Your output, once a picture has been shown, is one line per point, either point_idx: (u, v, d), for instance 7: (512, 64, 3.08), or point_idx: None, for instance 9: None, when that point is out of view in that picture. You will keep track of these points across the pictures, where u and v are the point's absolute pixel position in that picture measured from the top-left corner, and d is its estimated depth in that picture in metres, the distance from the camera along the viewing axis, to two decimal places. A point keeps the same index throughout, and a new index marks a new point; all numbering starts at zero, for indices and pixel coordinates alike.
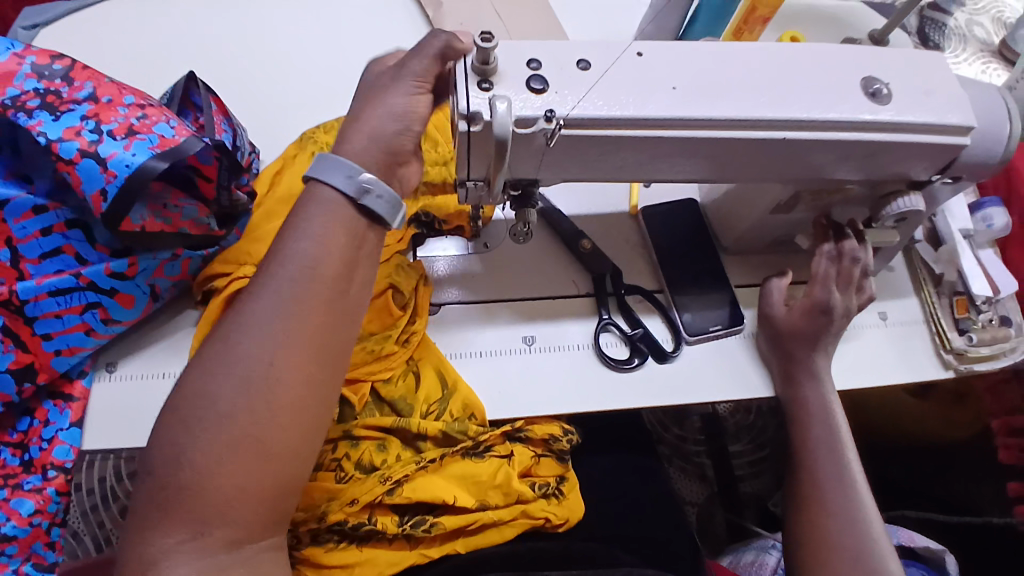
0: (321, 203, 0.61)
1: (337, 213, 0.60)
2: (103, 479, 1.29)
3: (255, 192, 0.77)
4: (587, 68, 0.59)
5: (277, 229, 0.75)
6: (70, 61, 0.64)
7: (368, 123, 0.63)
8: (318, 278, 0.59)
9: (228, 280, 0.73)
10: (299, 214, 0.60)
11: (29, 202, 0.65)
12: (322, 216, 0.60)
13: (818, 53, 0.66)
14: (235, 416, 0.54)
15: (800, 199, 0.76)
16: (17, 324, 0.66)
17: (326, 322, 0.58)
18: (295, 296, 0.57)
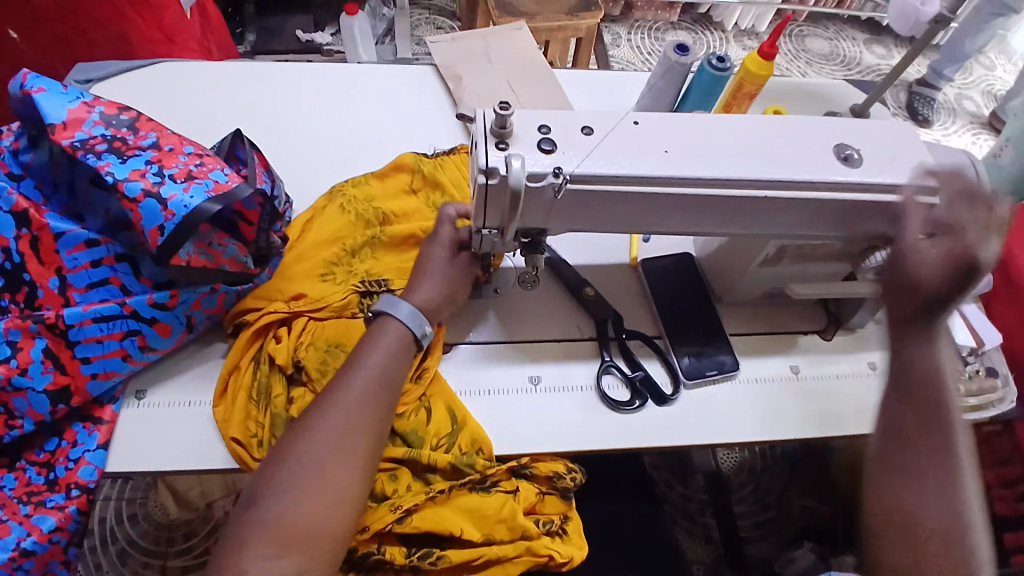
0: (388, 332, 0.77)
1: (401, 341, 0.76)
2: (104, 519, 1.31)
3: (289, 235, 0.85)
4: (590, 133, 0.67)
5: (306, 272, 0.83)
6: (136, 113, 0.74)
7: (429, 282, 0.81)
8: (378, 392, 0.72)
9: (259, 314, 0.80)
10: (368, 336, 0.76)
11: (83, 236, 0.73)
12: (388, 345, 0.75)
13: (794, 124, 0.75)
14: (301, 500, 0.64)
15: (785, 254, 0.84)
16: (59, 346, 0.72)
17: (379, 430, 0.71)
18: (364, 401, 0.71)
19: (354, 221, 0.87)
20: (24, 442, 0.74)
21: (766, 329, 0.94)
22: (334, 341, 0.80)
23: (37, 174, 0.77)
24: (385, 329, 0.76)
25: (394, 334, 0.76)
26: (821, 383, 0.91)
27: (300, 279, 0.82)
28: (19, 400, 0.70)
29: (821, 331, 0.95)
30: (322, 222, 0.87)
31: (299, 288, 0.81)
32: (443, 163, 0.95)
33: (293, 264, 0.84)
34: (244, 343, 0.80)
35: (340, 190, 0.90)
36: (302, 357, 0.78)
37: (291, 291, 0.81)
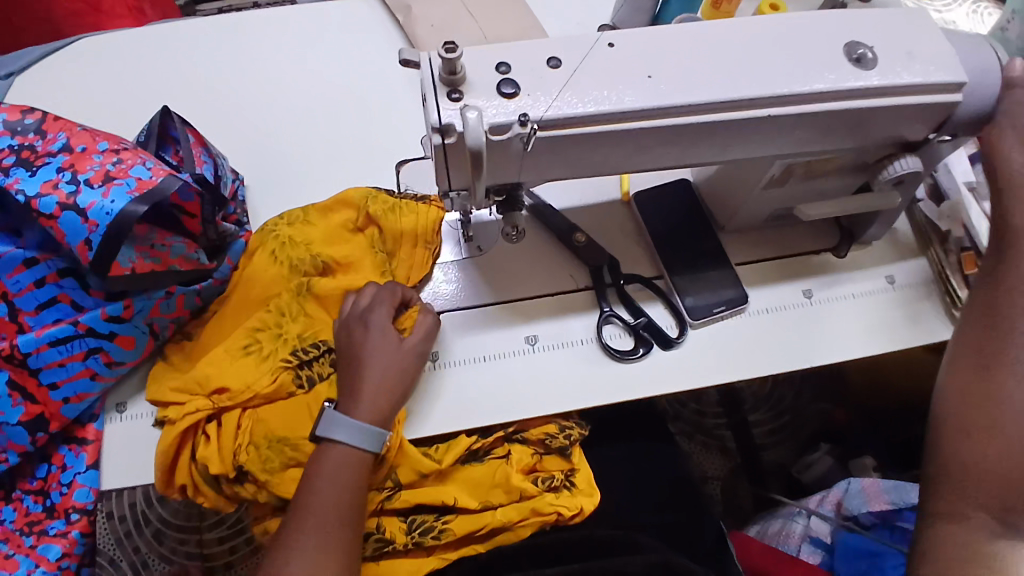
0: (333, 456, 0.68)
1: (350, 461, 0.69)
2: (132, 505, 1.33)
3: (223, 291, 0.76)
4: (559, 66, 0.57)
5: (225, 348, 0.72)
6: (41, 113, 0.63)
7: (368, 375, 0.71)
8: (339, 528, 0.66)
9: (181, 411, 0.71)
10: (314, 465, 0.68)
11: (20, 256, 0.66)
12: (338, 473, 0.67)
13: (792, 24, 0.65)
14: None
15: (794, 172, 0.75)
16: (23, 376, 0.68)
17: (348, 564, 0.66)
18: (325, 537, 0.65)
19: (286, 275, 0.76)
20: (16, 472, 0.72)
21: (776, 254, 0.87)
22: (274, 434, 0.70)
23: None
24: (330, 454, 0.68)
25: (339, 459, 0.68)
26: (836, 305, 0.85)
27: (220, 363, 0.71)
28: None
29: (833, 248, 0.88)
30: (243, 283, 0.76)
31: (218, 377, 0.71)
32: (399, 209, 0.80)
33: (215, 343, 0.74)
34: (169, 444, 0.70)
35: (269, 236, 0.78)
36: (240, 459, 0.70)
37: (211, 383, 0.71)
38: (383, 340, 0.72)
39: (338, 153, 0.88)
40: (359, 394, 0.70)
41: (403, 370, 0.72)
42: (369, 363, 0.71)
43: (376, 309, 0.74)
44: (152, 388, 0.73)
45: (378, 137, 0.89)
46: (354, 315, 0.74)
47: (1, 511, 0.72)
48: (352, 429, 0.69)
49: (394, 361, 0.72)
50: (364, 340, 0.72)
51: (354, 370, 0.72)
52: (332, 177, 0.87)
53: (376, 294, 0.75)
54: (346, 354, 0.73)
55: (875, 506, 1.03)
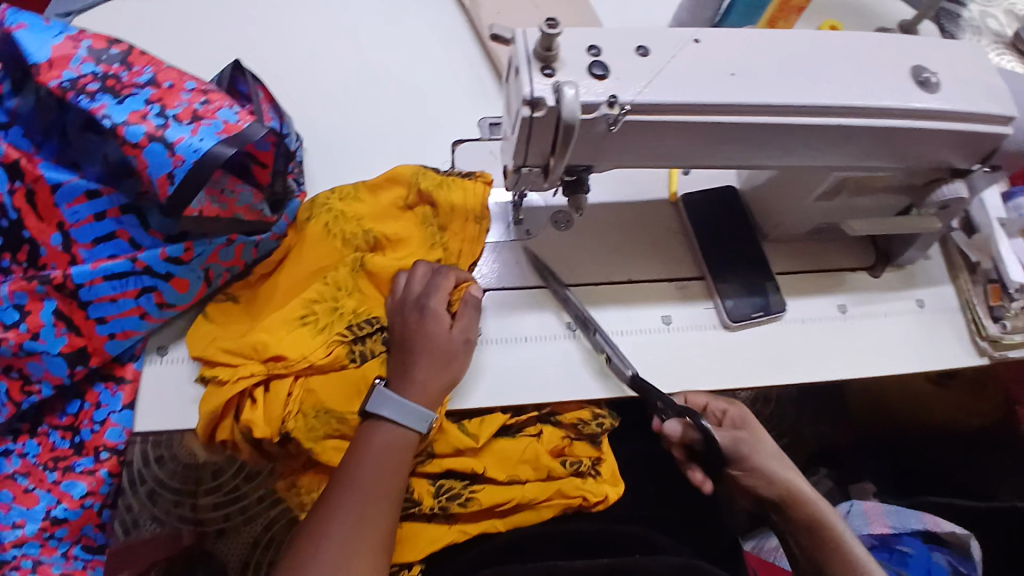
0: (378, 437, 0.69)
1: (394, 442, 0.69)
2: (131, 464, 1.31)
3: (273, 258, 0.77)
4: (647, 54, 0.59)
5: (277, 319, 0.72)
6: (127, 46, 0.63)
7: (421, 359, 0.71)
8: (380, 504, 0.67)
9: (233, 373, 0.71)
10: (360, 442, 0.69)
11: (82, 186, 0.67)
12: (383, 454, 0.68)
13: (863, 41, 0.67)
14: None
15: (846, 186, 0.78)
16: (71, 308, 0.68)
17: (384, 545, 0.66)
18: (363, 515, 0.65)
19: (340, 248, 0.77)
20: (44, 407, 0.71)
21: (813, 267, 0.89)
22: (323, 405, 0.71)
23: (25, 121, 0.69)
24: (376, 433, 0.69)
25: (386, 438, 0.69)
26: (869, 323, 0.87)
27: (273, 331, 0.71)
28: (35, 364, 0.67)
29: (868, 268, 0.91)
30: (298, 256, 0.77)
31: (274, 345, 0.70)
32: (449, 184, 0.80)
33: (267, 311, 0.74)
34: (217, 405, 0.70)
35: (319, 206, 0.78)
36: (287, 426, 0.69)
37: (266, 350, 0.70)
38: (436, 324, 0.73)
39: (396, 125, 0.89)
40: (408, 375, 0.71)
41: (452, 353, 0.73)
42: (421, 347, 0.72)
43: (429, 293, 0.74)
44: (197, 346, 0.73)
45: (437, 114, 0.90)
46: (408, 298, 0.75)
47: (25, 444, 0.71)
48: (402, 409, 0.69)
49: (445, 347, 0.72)
50: (418, 324, 0.73)
51: (407, 353, 0.72)
52: (389, 147, 0.88)
53: (427, 278, 0.76)
54: (397, 336, 0.74)
55: (876, 528, 1.06)
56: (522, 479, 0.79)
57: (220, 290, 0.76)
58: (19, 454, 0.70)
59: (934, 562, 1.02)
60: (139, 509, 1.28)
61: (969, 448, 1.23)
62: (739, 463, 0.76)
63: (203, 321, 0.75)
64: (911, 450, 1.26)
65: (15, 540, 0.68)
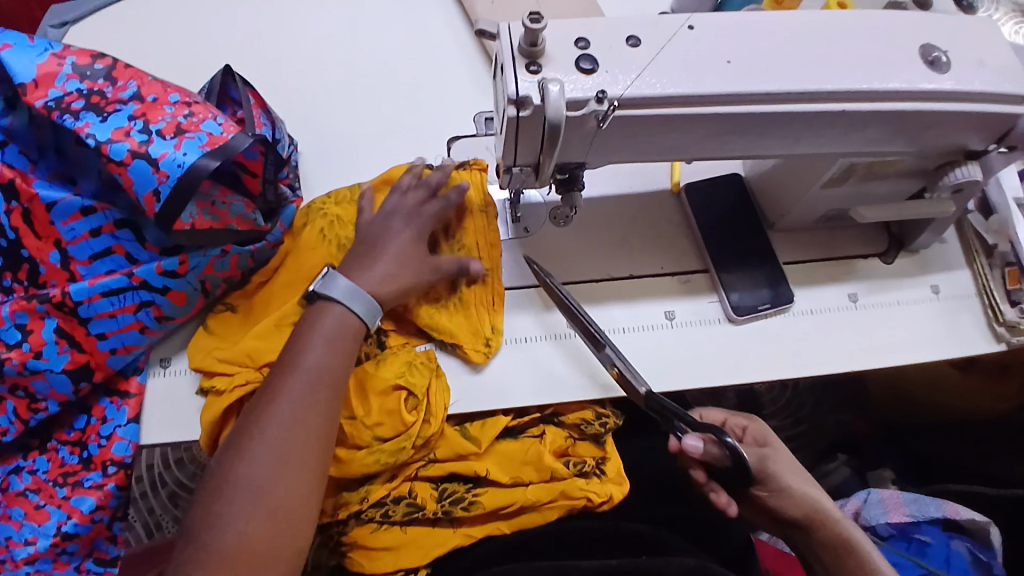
0: (324, 325, 0.69)
1: (342, 327, 0.70)
2: (150, 466, 1.32)
3: (269, 266, 0.77)
4: (638, 46, 0.57)
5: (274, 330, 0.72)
6: (112, 61, 0.62)
7: (382, 256, 0.73)
8: (324, 393, 0.66)
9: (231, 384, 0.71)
10: (306, 325, 0.69)
11: (77, 204, 0.67)
12: (330, 337, 0.68)
13: (868, 20, 0.64)
14: (248, 535, 0.59)
15: (854, 171, 0.75)
16: (71, 325, 0.68)
17: (327, 437, 0.65)
18: (305, 403, 0.64)
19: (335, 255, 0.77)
20: (53, 422, 0.73)
21: (823, 256, 0.87)
22: None
23: (20, 139, 0.70)
24: (323, 317, 0.69)
25: (332, 318, 0.69)
26: (882, 311, 0.85)
27: (271, 339, 0.72)
28: (40, 382, 0.68)
29: (881, 254, 0.88)
30: (293, 257, 0.76)
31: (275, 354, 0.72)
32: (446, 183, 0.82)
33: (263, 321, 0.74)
34: (215, 415, 0.71)
35: (315, 205, 0.78)
36: None
37: (263, 357, 0.71)
38: (412, 242, 0.75)
39: (388, 126, 0.88)
40: (370, 272, 0.72)
41: (419, 265, 0.75)
42: (385, 249, 0.74)
43: (421, 207, 0.77)
44: (196, 358, 0.73)
45: (430, 112, 0.89)
46: (397, 208, 0.77)
47: (36, 461, 0.72)
48: (352, 295, 0.70)
49: (416, 268, 0.74)
50: (393, 231, 0.75)
51: (370, 246, 0.74)
52: (383, 148, 0.86)
53: (420, 201, 0.78)
54: (367, 235, 0.75)
55: (894, 517, 1.04)
56: (526, 481, 0.79)
57: (220, 301, 0.77)
58: (29, 472, 0.72)
59: (952, 550, 1.00)
60: (158, 511, 1.29)
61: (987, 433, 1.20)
62: (766, 484, 0.74)
63: (202, 333, 0.75)
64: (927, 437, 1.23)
65: (27, 556, 0.70)
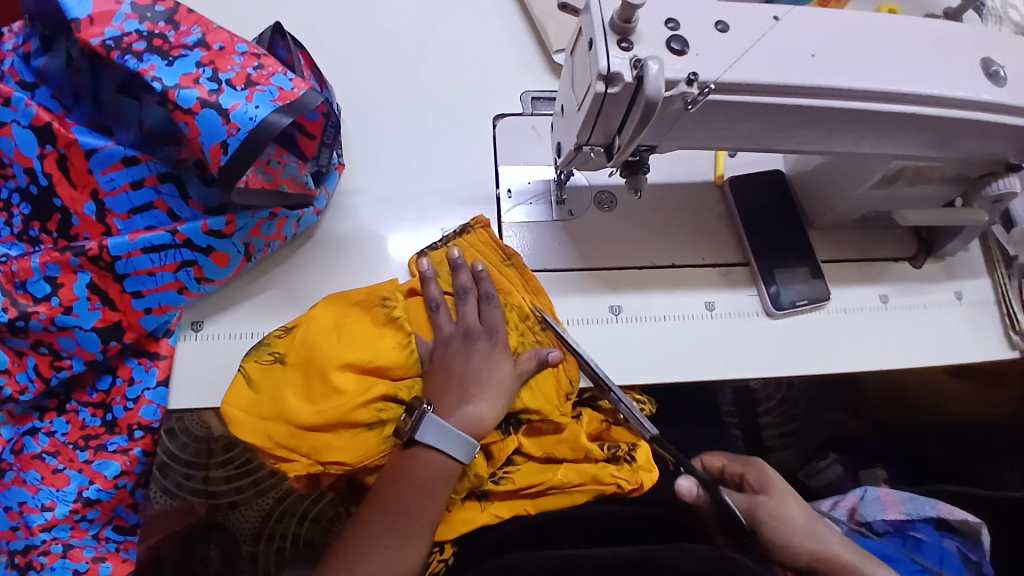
0: (421, 469, 0.65)
1: (439, 471, 0.65)
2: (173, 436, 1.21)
3: (312, 344, 0.67)
4: (726, 31, 0.56)
5: (329, 420, 0.64)
6: (174, 4, 0.60)
7: (483, 392, 0.69)
8: (418, 538, 0.63)
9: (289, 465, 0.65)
10: (407, 469, 0.65)
11: (118, 153, 0.64)
12: (427, 482, 0.64)
13: (940, 26, 0.64)
14: None
15: (904, 174, 0.76)
16: (105, 281, 0.64)
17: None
18: (399, 549, 0.62)
19: (385, 333, 0.69)
20: (74, 382, 0.68)
21: (857, 256, 0.88)
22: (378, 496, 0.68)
23: (53, 82, 0.66)
24: (420, 459, 0.65)
25: (433, 467, 0.65)
26: (910, 314, 0.87)
27: (339, 433, 0.65)
28: (66, 339, 0.64)
29: (910, 258, 0.90)
30: (355, 333, 0.68)
31: (337, 448, 0.65)
32: (481, 252, 0.77)
33: (305, 399, 0.65)
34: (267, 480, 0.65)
35: (383, 286, 0.71)
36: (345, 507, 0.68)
37: (329, 453, 0.65)
38: (496, 360, 0.71)
39: (434, 98, 0.85)
40: (462, 405, 0.67)
41: (511, 386, 0.71)
42: (484, 382, 0.69)
43: (485, 321, 0.72)
44: (243, 429, 0.64)
45: (479, 87, 0.87)
46: (467, 328, 0.71)
47: (53, 422, 0.68)
48: (445, 434, 0.65)
49: (505, 382, 0.70)
50: (477, 360, 0.70)
51: (466, 384, 0.68)
52: (430, 121, 0.84)
53: (478, 305, 0.73)
54: (442, 366, 0.69)
55: (891, 514, 1.03)
56: (559, 459, 0.78)
57: (265, 348, 0.67)
58: (46, 434, 0.67)
59: (945, 548, 0.99)
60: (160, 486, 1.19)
61: (966, 436, 1.25)
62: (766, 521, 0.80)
63: (246, 387, 0.66)
64: (926, 438, 1.26)
65: (43, 523, 0.65)
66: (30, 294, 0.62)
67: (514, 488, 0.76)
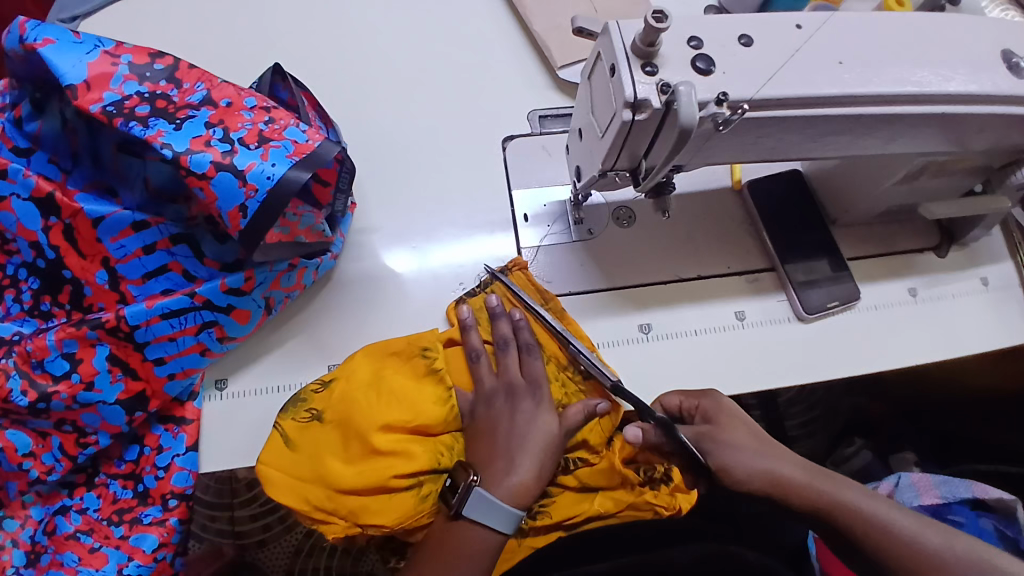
0: (466, 543, 0.63)
1: (484, 543, 0.64)
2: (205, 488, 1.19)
3: (350, 403, 0.65)
4: (750, 45, 0.55)
5: (370, 484, 0.62)
6: (171, 59, 0.57)
7: (529, 456, 0.66)
8: None
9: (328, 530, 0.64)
10: (452, 543, 0.63)
11: (127, 218, 0.62)
12: (471, 557, 0.63)
13: (958, 20, 0.62)
14: None
15: (927, 169, 0.75)
16: (127, 351, 0.62)
17: None
18: None
19: (427, 391, 0.67)
20: (100, 455, 0.66)
21: (881, 251, 0.87)
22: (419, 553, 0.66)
23: (49, 146, 0.63)
24: (466, 535, 0.63)
25: (479, 541, 0.63)
26: (939, 305, 0.85)
27: (376, 495, 0.63)
28: (90, 415, 0.61)
29: (934, 247, 0.88)
30: (397, 386, 0.66)
31: (377, 511, 0.63)
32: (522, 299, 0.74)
33: (345, 460, 0.64)
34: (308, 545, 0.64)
35: (423, 336, 0.70)
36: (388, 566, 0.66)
37: (367, 516, 0.63)
38: (542, 419, 0.68)
39: (441, 126, 0.83)
40: (509, 474, 0.65)
41: (558, 445, 0.68)
42: (529, 445, 0.66)
43: (529, 374, 0.70)
44: (280, 494, 0.63)
45: (484, 111, 0.84)
46: (511, 385, 0.69)
47: (84, 499, 0.66)
48: (490, 508, 0.63)
49: (552, 443, 0.68)
50: (523, 419, 0.68)
51: (511, 450, 0.66)
52: (439, 150, 0.82)
53: (520, 356, 0.71)
54: (486, 426, 0.68)
55: (927, 500, 0.99)
56: (595, 488, 0.76)
57: (302, 404, 0.66)
58: (78, 511, 0.65)
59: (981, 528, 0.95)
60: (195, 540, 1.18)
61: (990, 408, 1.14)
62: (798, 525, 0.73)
63: (285, 451, 0.64)
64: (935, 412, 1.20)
65: None
66: (48, 373, 0.59)
67: (552, 522, 0.74)
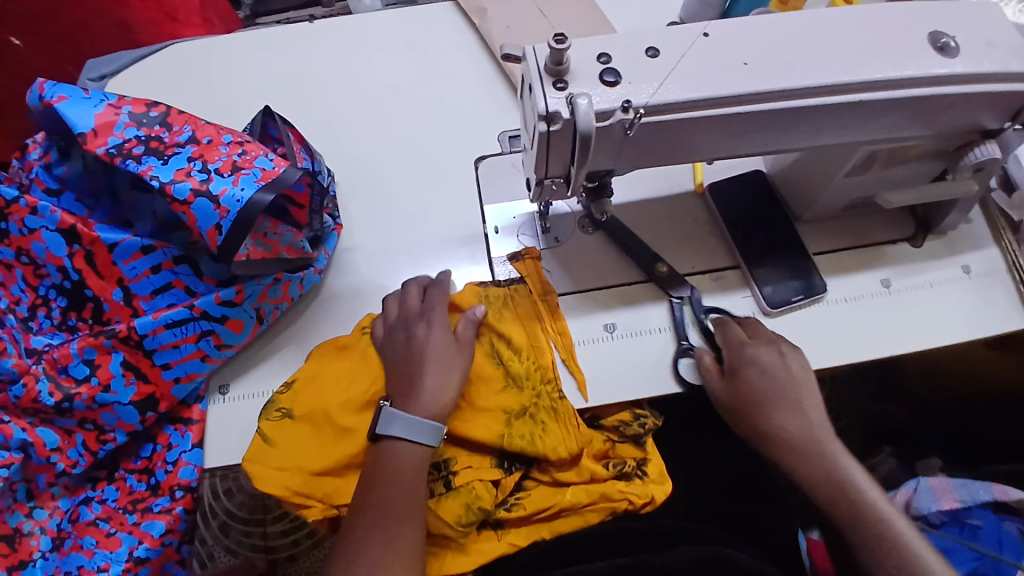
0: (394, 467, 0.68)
1: (410, 458, 0.69)
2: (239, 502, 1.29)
3: (313, 399, 0.73)
4: (657, 56, 0.60)
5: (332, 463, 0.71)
6: (163, 107, 0.69)
7: (432, 371, 0.72)
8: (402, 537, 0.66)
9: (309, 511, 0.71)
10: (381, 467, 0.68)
11: (136, 244, 0.72)
12: (395, 472, 0.68)
13: (877, 12, 0.65)
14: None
15: (877, 157, 0.76)
16: (137, 358, 0.72)
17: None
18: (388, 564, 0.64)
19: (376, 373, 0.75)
20: (119, 453, 0.76)
21: (852, 244, 0.88)
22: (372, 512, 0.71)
23: (76, 186, 0.76)
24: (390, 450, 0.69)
25: (401, 455, 0.69)
26: (914, 295, 0.85)
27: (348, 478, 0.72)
28: (108, 414, 0.72)
29: (909, 238, 0.88)
30: (353, 379, 0.75)
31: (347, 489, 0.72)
32: (513, 299, 0.81)
33: (314, 447, 0.71)
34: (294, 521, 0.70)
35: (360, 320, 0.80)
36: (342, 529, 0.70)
37: (337, 496, 0.71)
38: (436, 335, 0.74)
39: (418, 150, 0.92)
40: (413, 392, 0.71)
41: (460, 360, 0.74)
42: (429, 361, 0.73)
43: (426, 305, 0.77)
44: (269, 484, 0.69)
45: (456, 135, 0.93)
46: (406, 314, 0.77)
47: (105, 490, 0.75)
48: (406, 421, 0.69)
49: (452, 358, 0.74)
50: (422, 341, 0.74)
51: (413, 370, 0.72)
52: (415, 172, 0.91)
53: (418, 290, 0.79)
54: (392, 358, 0.74)
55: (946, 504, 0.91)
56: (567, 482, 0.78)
57: (274, 406, 0.73)
58: (99, 501, 0.75)
59: (1005, 531, 0.89)
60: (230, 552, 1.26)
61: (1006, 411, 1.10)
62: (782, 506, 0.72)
63: (263, 445, 0.71)
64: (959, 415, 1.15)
65: None
66: (72, 377, 0.70)
67: (526, 514, 0.76)
